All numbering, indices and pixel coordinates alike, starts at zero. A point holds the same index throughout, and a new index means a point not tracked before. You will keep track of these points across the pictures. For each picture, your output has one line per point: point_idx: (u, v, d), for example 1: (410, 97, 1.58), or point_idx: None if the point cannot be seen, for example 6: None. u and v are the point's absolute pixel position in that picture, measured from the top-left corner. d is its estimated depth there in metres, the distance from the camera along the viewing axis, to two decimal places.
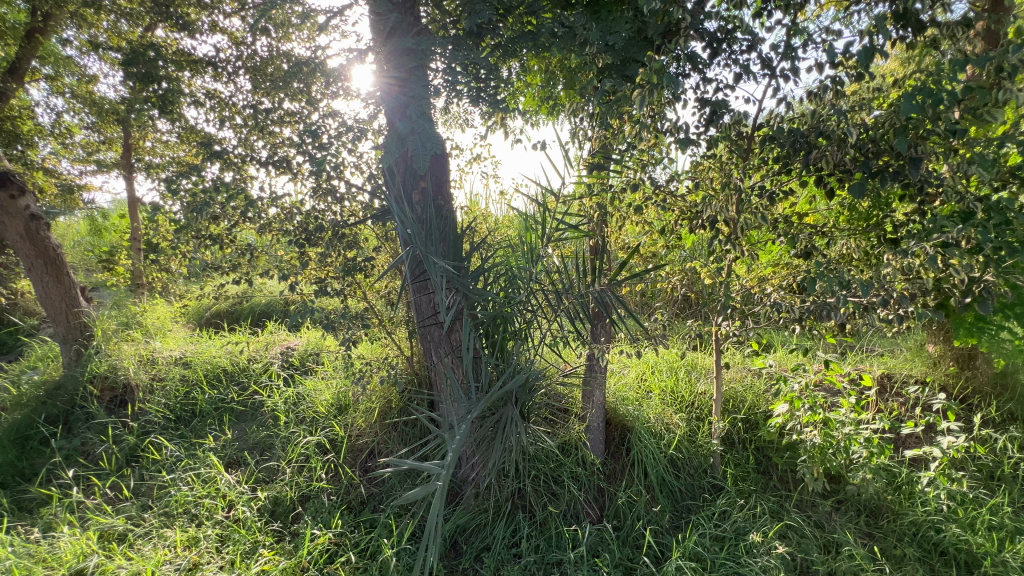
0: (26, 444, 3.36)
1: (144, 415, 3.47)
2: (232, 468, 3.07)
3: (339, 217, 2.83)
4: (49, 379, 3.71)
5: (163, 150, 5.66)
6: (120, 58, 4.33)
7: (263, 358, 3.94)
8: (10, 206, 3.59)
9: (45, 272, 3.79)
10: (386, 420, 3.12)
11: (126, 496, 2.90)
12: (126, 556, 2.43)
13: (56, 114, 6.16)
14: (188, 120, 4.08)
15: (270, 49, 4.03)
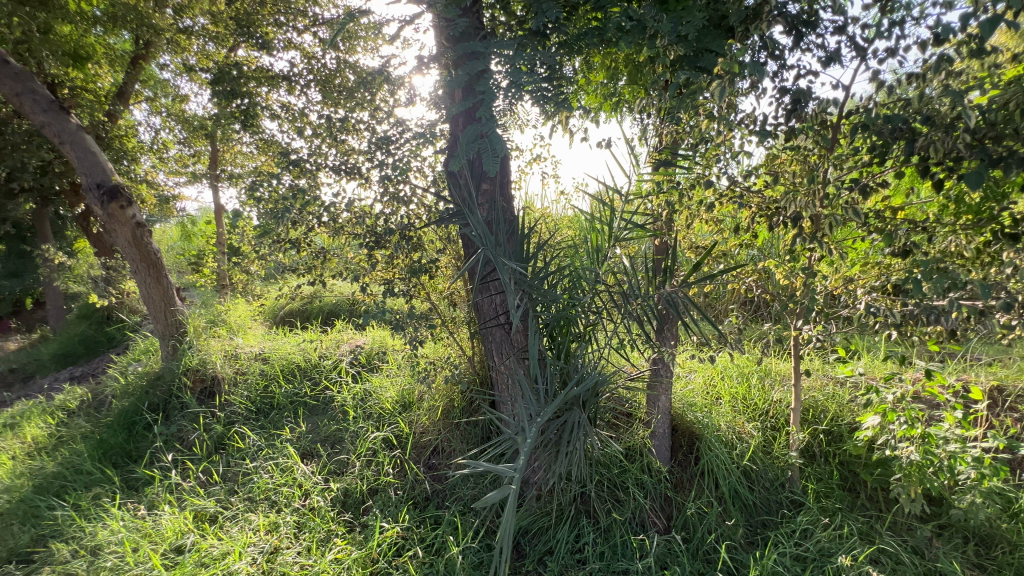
0: (132, 428, 3.73)
1: (230, 406, 3.76)
2: (307, 459, 3.25)
3: (405, 220, 2.93)
4: (151, 372, 4.10)
5: (243, 161, 6.15)
6: (209, 78, 4.76)
7: (333, 355, 4.15)
8: (120, 216, 4.01)
9: (147, 274, 4.22)
10: (450, 419, 3.19)
11: (216, 481, 3.14)
12: (217, 536, 2.63)
13: (155, 132, 6.88)
14: (266, 131, 4.40)
15: (338, 62, 4.27)
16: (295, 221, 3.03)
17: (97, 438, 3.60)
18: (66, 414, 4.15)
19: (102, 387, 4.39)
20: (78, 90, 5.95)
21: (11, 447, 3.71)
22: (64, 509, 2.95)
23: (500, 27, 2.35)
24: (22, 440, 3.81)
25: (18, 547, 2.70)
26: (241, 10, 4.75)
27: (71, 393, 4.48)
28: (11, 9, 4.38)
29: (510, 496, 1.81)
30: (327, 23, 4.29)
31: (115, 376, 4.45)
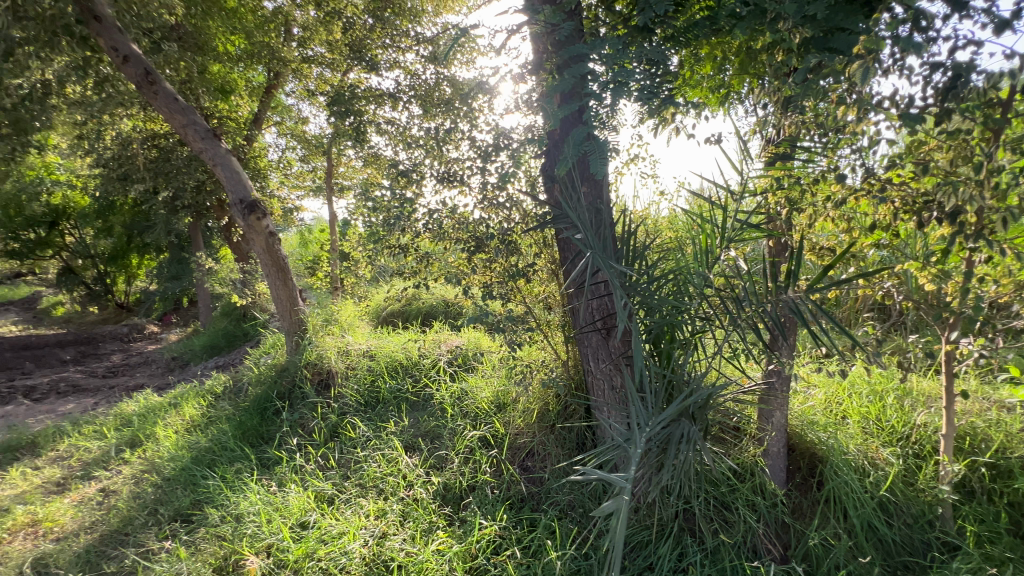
0: (264, 412, 4.21)
1: (342, 397, 4.12)
2: (410, 452, 3.44)
3: (504, 224, 3.00)
4: (278, 364, 4.63)
5: (353, 173, 6.75)
6: (326, 100, 5.29)
7: (431, 354, 4.39)
8: (257, 226, 4.60)
9: (277, 278, 4.78)
10: (544, 422, 3.20)
11: (332, 466, 3.45)
12: (334, 516, 2.88)
13: (282, 151, 7.80)
14: (372, 146, 4.77)
15: (437, 76, 4.52)
16: (403, 228, 3.20)
17: (237, 419, 4.12)
18: (214, 398, 4.83)
19: (241, 376, 5.03)
20: (224, 120, 6.92)
21: (174, 423, 4.39)
22: (214, 479, 3.40)
23: (601, 27, 2.32)
24: (182, 418, 4.48)
25: (182, 508, 3.16)
26: (353, 37, 5.22)
27: (217, 381, 5.21)
28: (178, 55, 5.22)
29: (620, 505, 1.76)
30: (428, 42, 4.56)
31: (250, 366, 5.09)
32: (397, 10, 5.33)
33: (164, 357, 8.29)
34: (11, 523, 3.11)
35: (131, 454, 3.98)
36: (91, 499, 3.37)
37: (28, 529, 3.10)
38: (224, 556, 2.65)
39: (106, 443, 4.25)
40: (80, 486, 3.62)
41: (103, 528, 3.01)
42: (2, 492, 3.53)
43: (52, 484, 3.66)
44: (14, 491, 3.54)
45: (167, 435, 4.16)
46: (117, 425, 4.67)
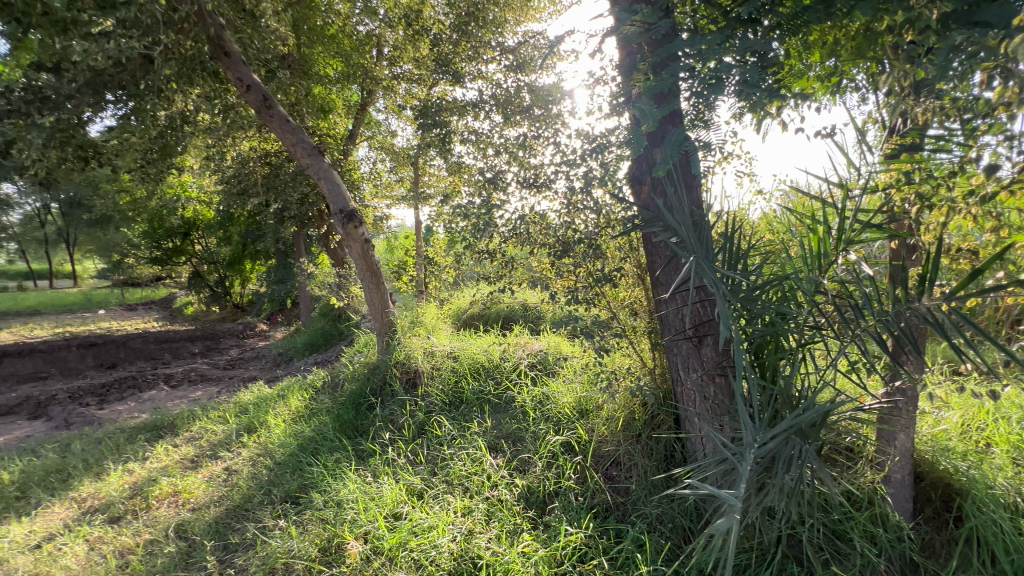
0: (359, 407, 4.50)
1: (429, 396, 4.31)
2: (494, 453, 3.51)
3: (590, 230, 2.98)
4: (370, 363, 4.94)
5: (437, 182, 7.07)
6: (415, 113, 5.61)
7: (512, 357, 4.47)
8: (354, 233, 4.96)
9: (370, 281, 5.12)
10: (630, 432, 3.12)
11: (420, 461, 3.61)
12: (424, 509, 3.01)
13: (374, 163, 8.38)
14: (456, 155, 4.95)
15: (518, 84, 4.61)
16: (490, 233, 3.26)
17: (336, 412, 4.46)
18: (315, 391, 5.29)
19: (338, 372, 5.47)
20: (325, 137, 7.58)
21: (283, 413, 4.85)
22: (317, 466, 3.69)
23: (698, 22, 2.24)
24: (289, 409, 4.94)
25: (291, 490, 3.46)
26: (438, 51, 5.45)
27: (318, 376, 5.69)
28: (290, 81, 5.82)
29: (729, 522, 1.69)
30: (509, 51, 4.67)
31: (346, 364, 5.51)
32: (480, 23, 5.54)
33: (272, 352, 9.21)
34: (158, 491, 3.60)
35: (248, 439, 4.44)
36: (218, 477, 3.81)
37: (170, 498, 3.57)
38: (328, 538, 2.85)
39: (228, 427, 4.79)
40: (209, 464, 4.12)
41: (228, 503, 3.38)
42: (150, 464, 4.11)
43: (188, 461, 4.19)
44: (159, 464, 4.10)
45: (277, 423, 4.60)
46: (236, 412, 5.25)
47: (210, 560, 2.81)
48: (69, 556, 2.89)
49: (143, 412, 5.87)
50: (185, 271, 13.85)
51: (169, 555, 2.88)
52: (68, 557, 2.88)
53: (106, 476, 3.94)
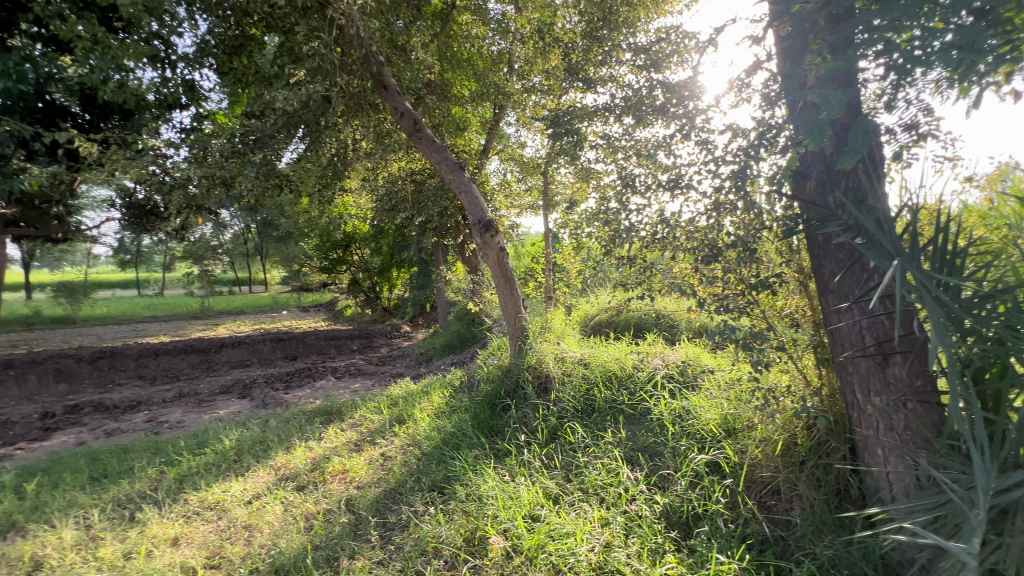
0: (494, 407, 4.71)
1: (560, 402, 4.34)
2: (631, 466, 3.39)
3: (742, 232, 2.74)
4: (503, 366, 5.15)
5: (564, 189, 7.11)
6: (545, 123, 5.74)
7: (645, 366, 4.30)
8: (490, 242, 5.18)
9: (504, 287, 5.31)
10: (792, 459, 2.78)
11: (555, 466, 3.66)
12: (561, 514, 3.02)
13: (504, 174, 8.76)
14: (586, 161, 4.95)
15: (651, 84, 4.44)
16: (630, 238, 3.16)
17: (473, 410, 4.72)
18: (454, 390, 5.72)
19: (474, 373, 5.82)
20: (461, 153, 8.15)
21: (427, 408, 5.29)
22: (459, 459, 3.94)
23: None
24: (433, 405, 5.39)
25: (437, 480, 3.74)
26: (569, 60, 5.50)
27: (457, 376, 6.11)
28: (435, 106, 6.41)
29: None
30: (640, 50, 4.52)
31: (481, 365, 5.84)
32: (611, 26, 5.45)
33: (415, 352, 10.14)
34: (332, 468, 4.19)
35: (399, 429, 4.94)
36: (376, 460, 4.29)
37: (340, 474, 4.13)
38: (471, 529, 3.02)
39: (382, 418, 5.38)
40: (369, 448, 4.66)
41: (385, 485, 3.77)
42: (325, 444, 4.81)
43: (353, 443, 4.81)
44: (332, 444, 4.77)
45: (423, 417, 5.04)
46: (388, 404, 5.88)
47: (374, 534, 3.17)
48: (271, 513, 3.49)
49: (318, 398, 6.91)
50: (346, 279, 16.00)
51: (342, 524, 3.31)
52: (270, 514, 3.49)
53: (294, 450, 4.71)
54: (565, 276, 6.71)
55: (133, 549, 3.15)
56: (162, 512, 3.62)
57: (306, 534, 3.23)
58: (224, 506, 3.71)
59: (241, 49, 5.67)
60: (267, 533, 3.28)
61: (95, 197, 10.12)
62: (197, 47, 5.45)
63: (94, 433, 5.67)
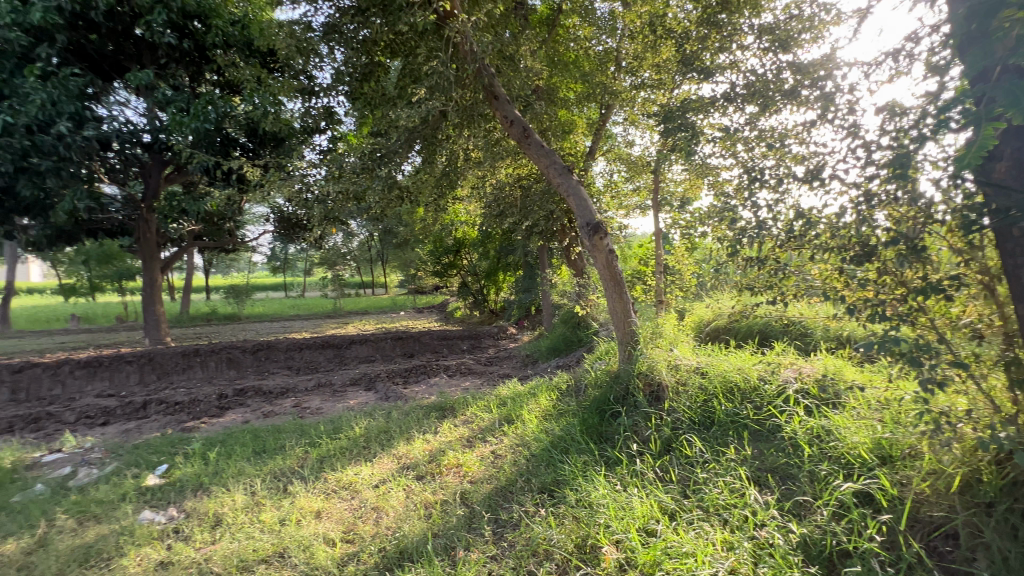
0: (603, 413, 4.59)
1: (674, 412, 4.10)
2: (760, 488, 3.07)
3: (901, 227, 2.36)
4: (612, 371, 5.02)
5: (676, 186, 6.73)
6: (657, 120, 5.51)
7: (774, 379, 3.89)
8: (599, 245, 5.01)
9: (613, 291, 5.11)
10: (975, 499, 2.37)
11: (670, 480, 3.46)
12: (679, 532, 2.84)
13: (610, 175, 8.57)
14: (703, 156, 4.65)
15: (779, 66, 4.03)
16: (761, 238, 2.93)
17: (581, 415, 4.66)
18: (560, 393, 5.73)
19: (582, 377, 5.77)
20: (567, 156, 8.15)
21: (535, 410, 5.35)
22: (568, 464, 3.91)
23: None
24: (540, 407, 5.44)
25: (547, 483, 3.75)
26: (682, 51, 5.21)
27: (563, 380, 6.10)
28: (542, 111, 6.49)
29: None
30: (766, 30, 4.12)
31: (588, 370, 5.77)
32: (730, 9, 5.05)
33: (521, 354, 10.34)
34: (447, 461, 4.43)
35: (508, 429, 5.06)
36: (488, 458, 4.44)
37: (455, 468, 4.35)
38: (583, 536, 2.98)
39: (492, 416, 5.56)
40: (480, 445, 4.84)
41: (497, 483, 3.88)
42: (440, 437, 5.11)
43: (465, 439, 5.04)
44: (446, 439, 5.06)
45: (531, 419, 5.11)
46: (497, 403, 6.06)
47: (487, 529, 3.28)
48: (395, 498, 3.81)
49: (433, 394, 7.38)
50: (456, 282, 16.90)
51: (459, 515, 3.48)
52: (395, 499, 3.80)
53: (413, 442, 5.07)
54: (677, 279, 6.34)
55: (287, 517, 3.63)
56: (308, 487, 4.13)
57: (426, 521, 3.45)
58: (356, 487, 4.12)
59: (370, 76, 6.29)
60: (392, 517, 3.56)
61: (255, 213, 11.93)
62: (335, 78, 6.16)
63: (256, 414, 6.67)
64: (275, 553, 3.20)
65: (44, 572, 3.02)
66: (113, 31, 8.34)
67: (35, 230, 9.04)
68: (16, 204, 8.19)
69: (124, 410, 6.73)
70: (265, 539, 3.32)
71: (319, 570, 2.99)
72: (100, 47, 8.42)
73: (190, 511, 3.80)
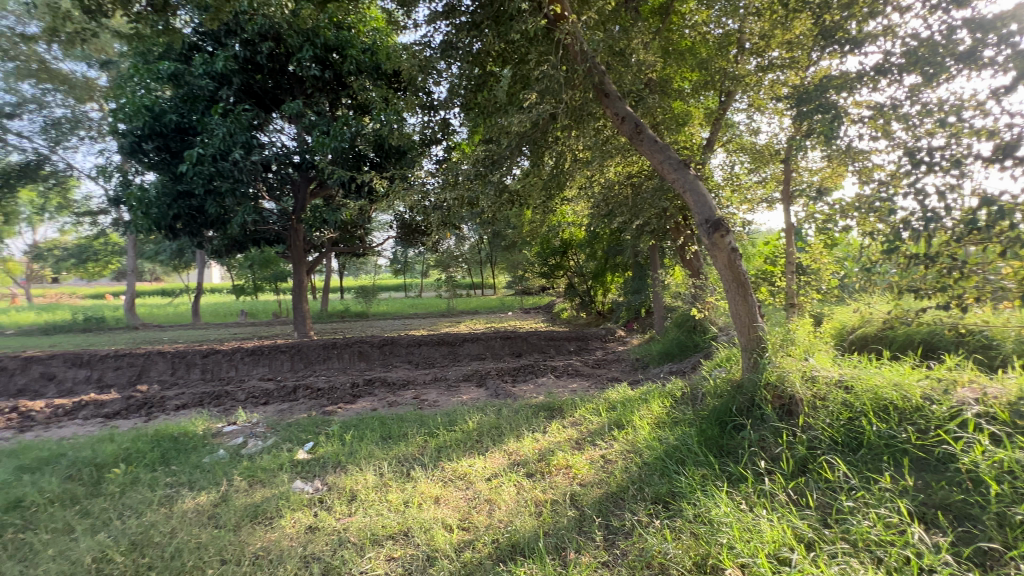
0: (724, 425, 4.24)
1: (811, 430, 3.66)
2: (927, 528, 2.68)
3: None
4: (734, 380, 4.62)
5: (812, 175, 5.99)
6: (790, 103, 4.98)
7: (945, 400, 3.27)
8: (720, 243, 4.59)
9: (737, 294, 4.66)
10: None
11: (807, 505, 3.10)
12: (819, 565, 2.51)
13: (730, 168, 7.94)
14: (848, 139, 4.10)
15: (953, 25, 3.41)
16: (934, 231, 2.96)
17: (699, 425, 4.36)
18: (675, 401, 5.43)
19: (699, 385, 5.41)
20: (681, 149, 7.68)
21: (647, 417, 5.14)
22: (685, 476, 3.69)
23: None
24: (653, 414, 5.22)
25: (661, 493, 3.58)
26: (822, 23, 4.65)
27: (678, 387, 5.77)
28: (655, 104, 6.21)
29: None
30: None
31: (706, 377, 5.40)
32: None
33: (631, 357, 10.00)
34: (557, 461, 4.45)
35: (618, 434, 4.93)
36: (597, 461, 4.37)
37: (565, 469, 4.35)
38: (702, 555, 2.78)
39: (601, 420, 5.46)
40: (590, 448, 4.78)
41: (607, 488, 3.80)
42: (549, 437, 5.17)
43: (574, 441, 5.01)
44: (556, 439, 5.09)
45: (643, 425, 4.91)
46: (606, 407, 5.94)
47: (598, 534, 3.23)
48: (507, 493, 3.93)
49: (541, 394, 7.48)
50: (563, 283, 16.92)
51: (569, 517, 3.48)
52: (506, 493, 3.93)
53: (523, 439, 5.20)
54: (813, 281, 5.63)
55: (410, 499, 3.94)
56: (428, 474, 4.44)
57: (537, 518, 3.51)
58: (469, 478, 4.33)
59: (483, 85, 6.57)
60: (504, 511, 3.68)
61: (381, 220, 13.16)
62: (451, 91, 6.55)
63: (382, 403, 7.35)
64: (401, 531, 3.49)
65: (226, 523, 3.66)
66: (273, 70, 9.79)
67: (217, 241, 10.97)
68: (205, 219, 10.03)
69: (280, 393, 7.87)
70: (392, 518, 3.64)
71: (440, 552, 3.21)
72: (264, 85, 9.94)
73: (331, 485, 4.31)
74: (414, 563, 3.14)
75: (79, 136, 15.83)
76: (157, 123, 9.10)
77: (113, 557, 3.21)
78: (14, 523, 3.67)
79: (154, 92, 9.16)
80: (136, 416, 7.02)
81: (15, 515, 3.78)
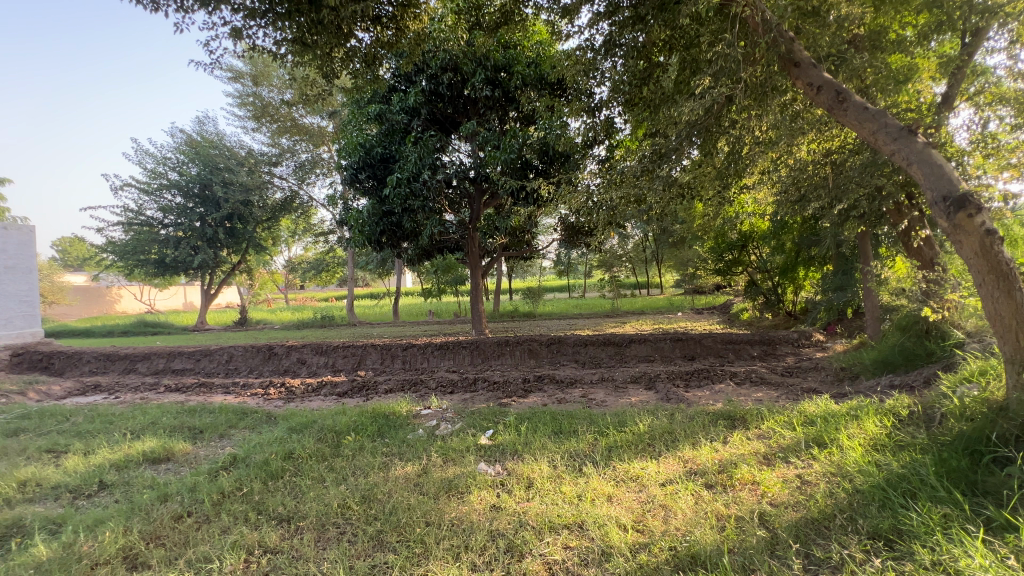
0: (978, 456, 3.34)
1: None
2: None
3: None
4: (994, 400, 3.61)
5: None
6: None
7: None
8: (967, 225, 3.55)
9: (996, 289, 3.56)
10: None
11: None
12: None
13: (983, 127, 6.18)
14: None
15: None
16: None
17: (937, 454, 3.52)
18: (899, 421, 4.46)
19: (937, 403, 4.34)
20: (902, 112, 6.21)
21: (859, 438, 4.33)
22: (916, 513, 3.03)
23: None
24: (866, 434, 4.38)
25: (881, 528, 3.00)
26: None
27: (905, 405, 4.72)
28: (864, 62, 5.19)
29: None
30: None
31: (947, 395, 4.31)
32: None
33: (833, 365, 8.51)
34: (740, 475, 4.06)
35: (818, 453, 4.26)
36: (793, 481, 3.84)
37: (751, 485, 3.94)
38: None
39: (796, 435, 4.77)
40: (782, 465, 4.23)
41: (806, 512, 3.33)
42: (731, 448, 4.73)
43: (762, 456, 4.49)
44: (739, 451, 4.64)
45: (854, 447, 4.16)
46: (803, 421, 5.17)
47: (796, 561, 2.86)
48: (684, 502, 3.75)
49: (719, 402, 6.88)
50: (742, 281, 15.22)
51: (759, 537, 3.15)
52: (683, 502, 3.75)
53: (700, 447, 4.86)
54: None
55: (584, 493, 4.05)
56: (599, 471, 4.50)
57: (719, 533, 3.27)
58: (642, 481, 4.24)
59: (649, 78, 6.38)
60: (681, 519, 3.52)
61: (547, 224, 13.70)
62: (614, 88, 6.51)
63: (552, 399, 7.67)
64: (576, 522, 3.62)
65: (429, 491, 4.28)
66: (452, 97, 11.00)
67: (411, 251, 12.82)
68: (403, 233, 11.83)
69: (463, 384, 8.83)
70: (567, 508, 3.80)
71: (615, 549, 3.24)
72: (445, 112, 11.25)
73: (510, 470, 4.69)
74: (590, 555, 3.23)
75: (316, 173, 20.20)
76: (368, 156, 11.10)
77: (351, 506, 4.05)
78: (289, 469, 4.90)
79: (366, 131, 11.19)
80: (358, 396, 8.66)
81: (289, 463, 5.05)
